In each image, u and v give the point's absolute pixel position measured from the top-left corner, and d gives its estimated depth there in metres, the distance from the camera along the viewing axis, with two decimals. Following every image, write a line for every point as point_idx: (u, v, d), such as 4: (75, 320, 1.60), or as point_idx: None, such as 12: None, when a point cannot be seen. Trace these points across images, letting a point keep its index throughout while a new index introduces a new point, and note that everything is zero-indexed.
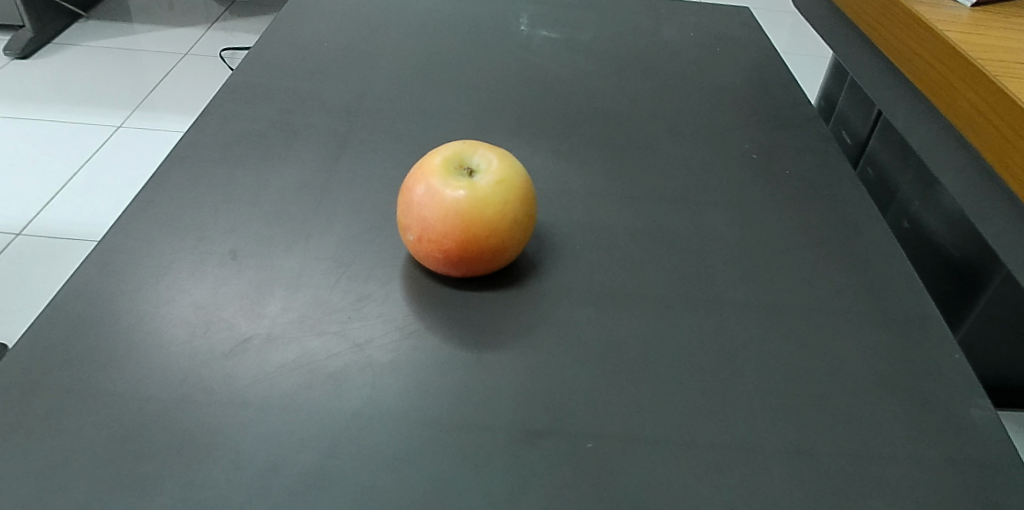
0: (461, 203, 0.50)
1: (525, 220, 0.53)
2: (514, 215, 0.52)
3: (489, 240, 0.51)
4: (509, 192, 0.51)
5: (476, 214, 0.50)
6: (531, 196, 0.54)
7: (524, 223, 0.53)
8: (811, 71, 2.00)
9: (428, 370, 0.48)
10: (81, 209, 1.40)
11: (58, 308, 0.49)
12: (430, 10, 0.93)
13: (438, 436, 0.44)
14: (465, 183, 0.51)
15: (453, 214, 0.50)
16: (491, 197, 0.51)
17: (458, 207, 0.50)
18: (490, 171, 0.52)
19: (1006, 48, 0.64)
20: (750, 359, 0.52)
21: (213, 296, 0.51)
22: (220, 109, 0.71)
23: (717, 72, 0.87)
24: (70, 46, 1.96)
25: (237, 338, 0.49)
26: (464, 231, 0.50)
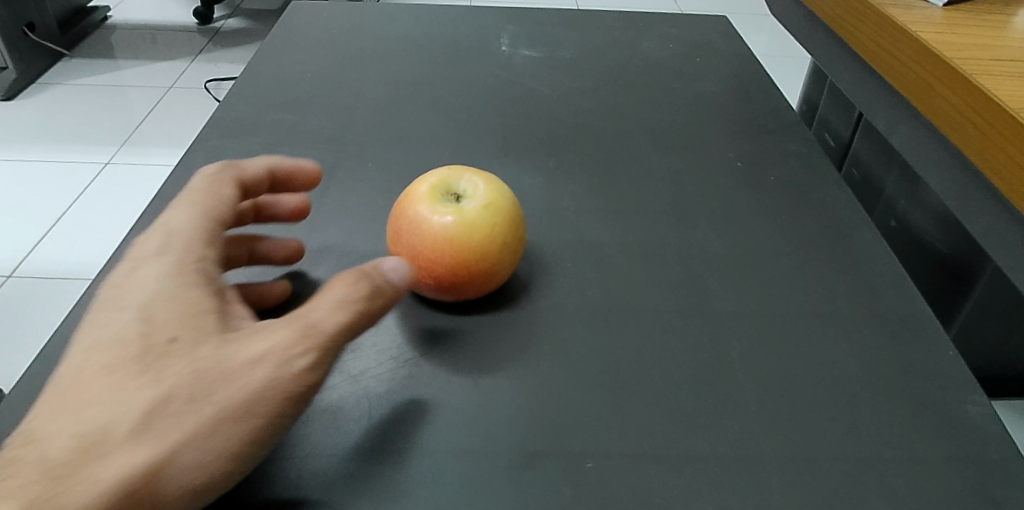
0: (448, 228, 0.51)
1: (515, 242, 0.53)
2: (504, 237, 0.52)
3: (482, 263, 0.51)
4: (497, 217, 0.52)
5: (465, 241, 0.51)
6: (519, 217, 0.54)
7: (516, 246, 0.54)
8: (788, 75, 2.02)
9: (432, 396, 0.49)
10: (73, 246, 1.40)
11: (51, 356, 0.49)
12: (414, 35, 0.94)
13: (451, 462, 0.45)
14: (454, 209, 0.51)
15: (440, 241, 0.51)
16: (478, 221, 0.51)
17: (449, 235, 0.51)
18: (476, 196, 0.53)
19: (979, 46, 0.65)
20: (745, 367, 0.52)
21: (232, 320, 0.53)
22: (206, 145, 0.71)
23: (700, 82, 0.88)
24: (54, 86, 1.97)
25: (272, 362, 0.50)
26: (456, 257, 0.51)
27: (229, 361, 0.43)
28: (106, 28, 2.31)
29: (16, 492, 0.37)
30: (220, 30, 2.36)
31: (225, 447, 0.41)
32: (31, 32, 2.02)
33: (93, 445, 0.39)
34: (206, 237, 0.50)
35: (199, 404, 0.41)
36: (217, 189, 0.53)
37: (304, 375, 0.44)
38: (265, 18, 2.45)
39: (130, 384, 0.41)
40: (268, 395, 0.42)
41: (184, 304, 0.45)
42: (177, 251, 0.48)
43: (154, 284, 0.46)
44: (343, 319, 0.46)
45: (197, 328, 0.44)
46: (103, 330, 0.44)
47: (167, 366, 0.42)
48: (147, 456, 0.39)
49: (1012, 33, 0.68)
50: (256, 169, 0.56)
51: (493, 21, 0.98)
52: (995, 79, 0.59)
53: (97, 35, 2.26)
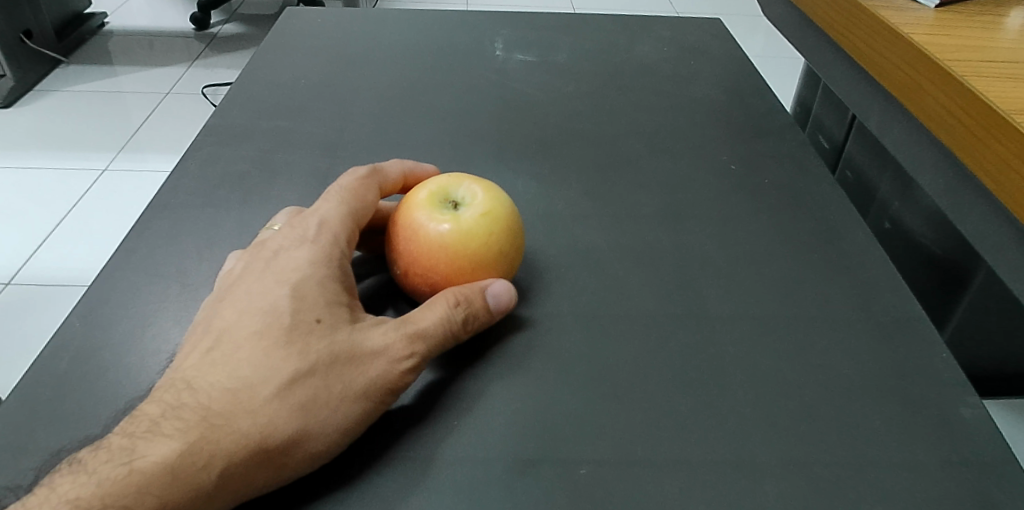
0: (444, 235, 0.51)
1: (513, 250, 0.53)
2: (501, 246, 0.52)
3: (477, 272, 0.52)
4: (495, 227, 0.52)
5: (461, 248, 0.51)
6: (518, 225, 0.54)
7: (514, 255, 0.54)
8: (784, 76, 2.02)
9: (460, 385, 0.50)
10: (71, 253, 1.40)
11: (44, 367, 0.49)
12: (409, 41, 0.94)
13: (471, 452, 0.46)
14: (452, 216, 0.52)
15: (436, 248, 0.51)
16: (473, 229, 0.51)
17: (445, 242, 0.51)
18: (476, 204, 0.53)
19: (971, 48, 0.66)
20: (739, 371, 0.52)
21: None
22: (201, 153, 0.71)
23: (695, 86, 0.88)
24: (52, 93, 1.97)
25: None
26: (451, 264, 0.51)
27: (360, 348, 0.45)
28: (103, 35, 2.31)
29: (175, 436, 0.40)
30: (217, 35, 2.37)
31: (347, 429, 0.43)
32: (28, 39, 2.02)
33: (241, 402, 0.42)
34: (346, 229, 0.52)
35: (333, 383, 0.43)
36: (361, 189, 0.55)
37: (410, 374, 0.46)
38: (263, 23, 2.45)
39: (274, 350, 0.44)
40: (380, 391, 0.45)
41: (325, 291, 0.47)
42: (323, 241, 0.51)
43: (300, 265, 0.48)
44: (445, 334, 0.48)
45: (337, 313, 0.47)
46: (251, 298, 0.47)
47: (309, 342, 0.44)
48: (284, 424, 0.42)
49: (1004, 34, 0.69)
50: (392, 171, 0.59)
51: (488, 26, 0.99)
52: (986, 80, 0.60)
53: (94, 42, 2.26)
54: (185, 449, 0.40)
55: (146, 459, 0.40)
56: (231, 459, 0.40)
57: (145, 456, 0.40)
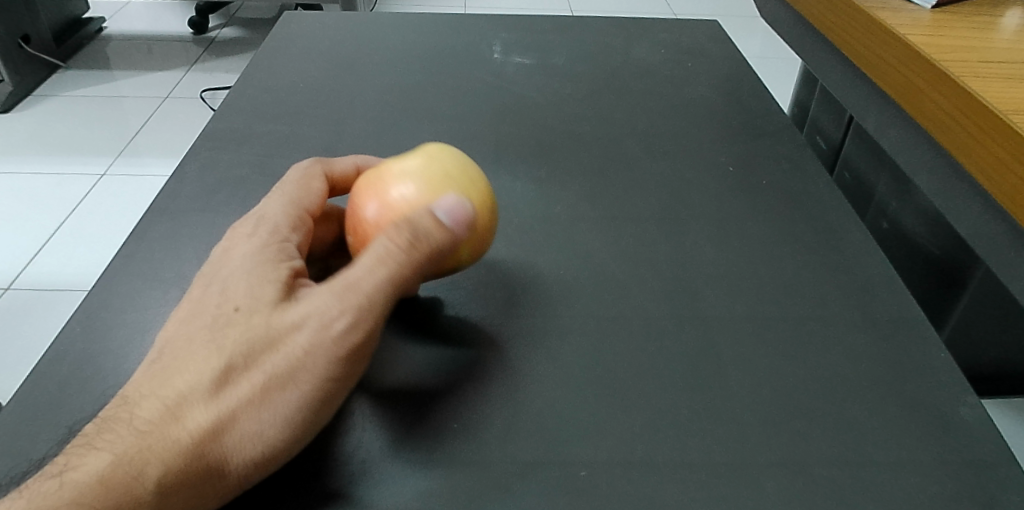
0: (385, 182, 0.53)
1: (463, 188, 0.53)
2: (445, 181, 0.52)
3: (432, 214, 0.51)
4: (444, 175, 0.53)
5: (400, 188, 0.52)
6: (468, 171, 0.54)
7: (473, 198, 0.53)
8: (781, 77, 2.02)
9: (457, 387, 0.50)
10: (70, 258, 1.40)
11: (45, 372, 0.49)
12: (407, 44, 0.94)
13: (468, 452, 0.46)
14: (401, 171, 0.53)
15: (379, 194, 0.52)
16: (413, 171, 0.53)
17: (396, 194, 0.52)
18: (425, 160, 0.54)
19: (966, 48, 0.66)
20: (737, 372, 0.52)
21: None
22: (199, 158, 0.71)
23: (692, 87, 0.88)
24: (50, 98, 1.97)
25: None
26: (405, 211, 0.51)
27: (279, 326, 0.44)
28: (101, 39, 2.31)
29: (107, 447, 0.40)
30: (215, 39, 2.37)
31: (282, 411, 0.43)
32: (26, 44, 2.02)
33: (171, 408, 0.42)
34: (293, 220, 0.52)
35: (254, 373, 0.43)
36: (307, 181, 0.55)
37: (345, 332, 0.44)
38: (260, 27, 2.46)
39: (198, 352, 0.44)
40: (313, 358, 0.44)
41: (253, 277, 0.47)
42: (262, 234, 0.50)
43: (232, 263, 0.48)
44: (390, 270, 0.45)
45: (257, 296, 0.46)
46: (188, 302, 0.47)
47: (227, 335, 0.44)
48: (213, 421, 0.42)
49: (999, 35, 0.69)
50: (346, 167, 0.58)
51: (486, 29, 0.99)
52: (982, 80, 0.60)
53: (92, 47, 2.26)
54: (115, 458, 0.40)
55: (78, 470, 0.40)
56: (164, 463, 0.40)
57: (78, 467, 0.40)
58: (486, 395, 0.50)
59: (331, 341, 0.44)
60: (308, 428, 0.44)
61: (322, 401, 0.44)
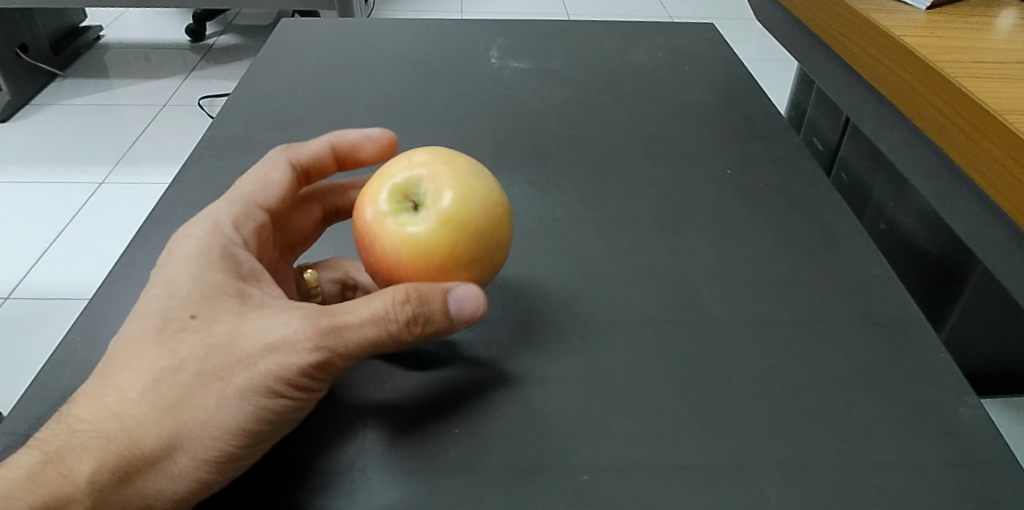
0: (398, 251, 0.49)
1: (482, 255, 0.51)
2: (466, 253, 0.50)
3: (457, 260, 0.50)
4: (483, 210, 0.50)
5: (413, 263, 0.49)
6: (489, 225, 0.50)
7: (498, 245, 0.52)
8: (777, 79, 2.03)
9: (450, 394, 0.50)
10: (69, 266, 1.40)
11: (45, 383, 0.49)
12: (404, 50, 0.94)
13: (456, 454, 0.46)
14: (439, 187, 0.50)
15: (392, 260, 0.50)
16: (426, 243, 0.49)
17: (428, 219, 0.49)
18: (465, 176, 0.51)
19: (961, 49, 0.66)
20: (738, 375, 0.52)
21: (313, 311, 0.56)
22: (197, 165, 0.71)
23: (689, 90, 0.88)
24: (48, 107, 1.97)
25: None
26: (429, 243, 0.49)
27: (242, 340, 0.44)
28: (98, 48, 2.31)
29: (40, 445, 0.43)
30: (213, 46, 2.37)
31: (234, 426, 0.43)
32: (24, 54, 2.02)
33: (110, 411, 0.43)
34: (239, 217, 0.52)
35: (208, 381, 0.43)
36: (267, 173, 0.56)
37: (316, 367, 0.44)
38: (257, 34, 2.46)
39: (146, 352, 0.44)
40: (275, 381, 0.43)
41: (212, 284, 0.46)
42: (203, 232, 0.50)
43: (181, 264, 0.48)
44: (386, 332, 0.44)
45: (217, 305, 0.46)
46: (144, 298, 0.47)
47: (183, 342, 0.44)
48: (156, 423, 0.43)
49: (994, 36, 0.69)
50: (317, 147, 0.59)
51: (483, 34, 0.99)
52: (978, 81, 0.60)
53: (90, 55, 2.26)
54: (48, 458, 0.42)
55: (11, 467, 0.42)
56: (97, 461, 0.42)
57: (10, 464, 0.42)
58: (481, 395, 0.50)
59: (307, 372, 0.44)
60: (263, 442, 0.45)
61: (281, 420, 0.45)
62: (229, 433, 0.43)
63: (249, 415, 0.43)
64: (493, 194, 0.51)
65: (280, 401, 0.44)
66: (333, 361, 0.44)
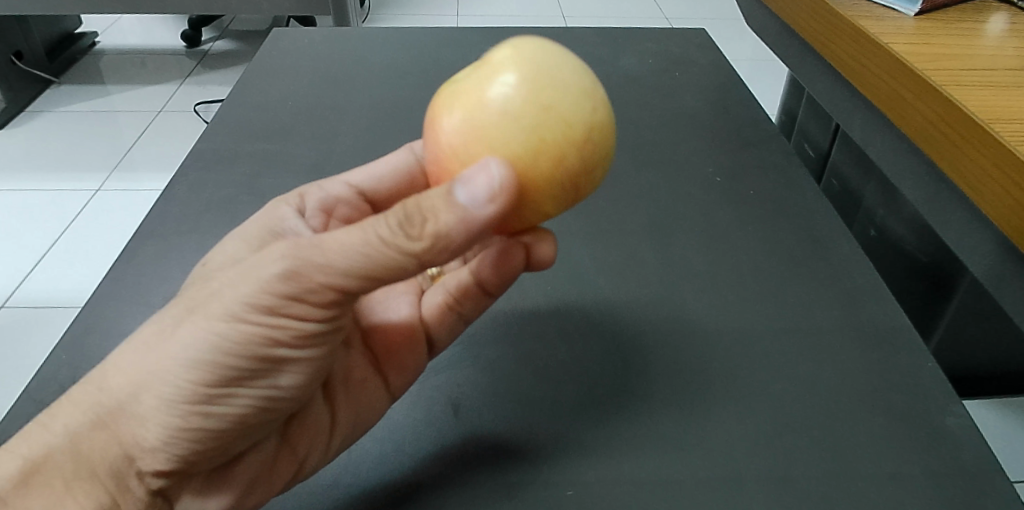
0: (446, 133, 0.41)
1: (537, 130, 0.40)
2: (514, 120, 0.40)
3: (506, 131, 0.39)
4: (541, 69, 0.40)
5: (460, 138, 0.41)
6: (545, 90, 0.40)
7: (570, 126, 0.40)
8: (771, 81, 2.03)
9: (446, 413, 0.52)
10: (63, 274, 1.40)
11: (34, 401, 0.50)
12: (395, 58, 0.94)
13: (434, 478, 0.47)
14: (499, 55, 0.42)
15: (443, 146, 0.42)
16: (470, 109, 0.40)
17: (483, 87, 0.40)
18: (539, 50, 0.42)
19: (949, 56, 0.66)
20: (726, 386, 0.52)
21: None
22: (187, 178, 0.71)
23: (680, 97, 0.88)
24: (42, 114, 1.97)
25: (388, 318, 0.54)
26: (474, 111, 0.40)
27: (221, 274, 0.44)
28: (94, 53, 2.31)
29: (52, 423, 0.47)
30: (209, 52, 2.37)
31: (193, 356, 0.42)
32: (18, 61, 2.02)
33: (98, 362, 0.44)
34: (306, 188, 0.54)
35: (179, 314, 0.43)
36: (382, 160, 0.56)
37: (282, 284, 0.41)
38: (253, 39, 2.46)
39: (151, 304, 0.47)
40: (239, 304, 0.41)
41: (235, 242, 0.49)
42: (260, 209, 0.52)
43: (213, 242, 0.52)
44: (364, 238, 0.40)
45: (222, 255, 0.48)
46: None
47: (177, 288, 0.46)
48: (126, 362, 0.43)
49: (982, 42, 0.70)
50: None
51: (474, 41, 0.99)
52: (965, 89, 0.60)
53: (85, 61, 2.26)
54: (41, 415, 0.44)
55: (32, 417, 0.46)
56: (73, 406, 0.43)
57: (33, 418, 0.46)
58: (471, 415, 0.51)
59: (273, 293, 0.41)
60: (242, 383, 0.43)
61: (252, 354, 0.43)
62: (197, 364, 0.42)
63: (221, 346, 0.42)
64: (556, 61, 0.41)
65: (253, 330, 0.42)
66: (306, 278, 0.41)
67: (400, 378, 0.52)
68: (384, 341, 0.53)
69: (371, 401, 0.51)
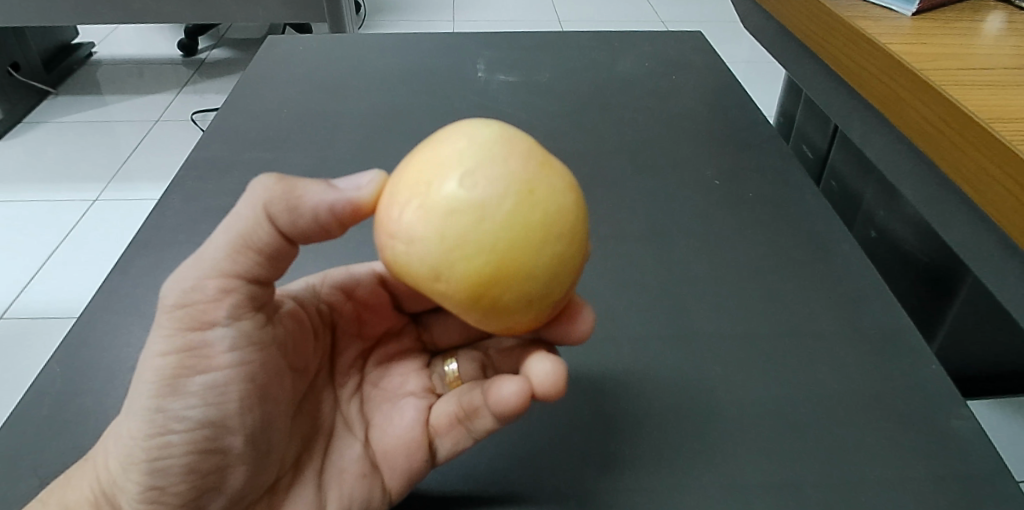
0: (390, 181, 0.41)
1: (449, 219, 0.37)
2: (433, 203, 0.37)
3: (416, 210, 0.38)
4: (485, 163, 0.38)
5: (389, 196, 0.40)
6: (478, 191, 0.37)
7: (431, 223, 0.37)
8: (767, 83, 2.03)
9: None
10: (61, 285, 1.40)
11: (26, 416, 0.49)
12: (391, 65, 0.94)
13: (429, 483, 0.48)
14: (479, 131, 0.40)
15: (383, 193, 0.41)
16: (408, 178, 0.39)
17: (428, 160, 0.39)
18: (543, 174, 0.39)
19: (947, 55, 0.66)
20: (729, 393, 0.52)
21: (401, 370, 0.50)
22: (183, 188, 0.71)
23: (678, 100, 0.88)
24: (39, 125, 1.97)
25: (390, 423, 0.47)
26: (409, 182, 0.39)
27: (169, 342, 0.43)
28: (90, 63, 2.31)
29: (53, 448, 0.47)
30: (205, 60, 2.37)
31: (134, 413, 0.40)
32: (15, 72, 2.02)
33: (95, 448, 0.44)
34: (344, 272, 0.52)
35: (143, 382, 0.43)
36: None
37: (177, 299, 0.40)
38: (249, 47, 2.46)
39: None
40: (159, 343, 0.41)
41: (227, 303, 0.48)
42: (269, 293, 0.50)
43: None
44: (242, 230, 0.40)
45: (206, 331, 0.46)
46: None
47: None
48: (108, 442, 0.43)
49: (980, 41, 0.69)
50: None
51: (470, 46, 0.99)
52: (964, 88, 0.60)
53: (82, 72, 2.26)
54: (51, 488, 0.43)
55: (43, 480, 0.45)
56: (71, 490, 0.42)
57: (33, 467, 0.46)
58: None
59: (175, 313, 0.40)
60: (174, 431, 0.40)
61: (178, 391, 0.40)
62: (136, 413, 0.41)
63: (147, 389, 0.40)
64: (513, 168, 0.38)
65: (167, 360, 0.40)
66: (193, 282, 0.40)
67: (400, 481, 0.46)
68: (385, 444, 0.47)
69: (364, 496, 0.46)
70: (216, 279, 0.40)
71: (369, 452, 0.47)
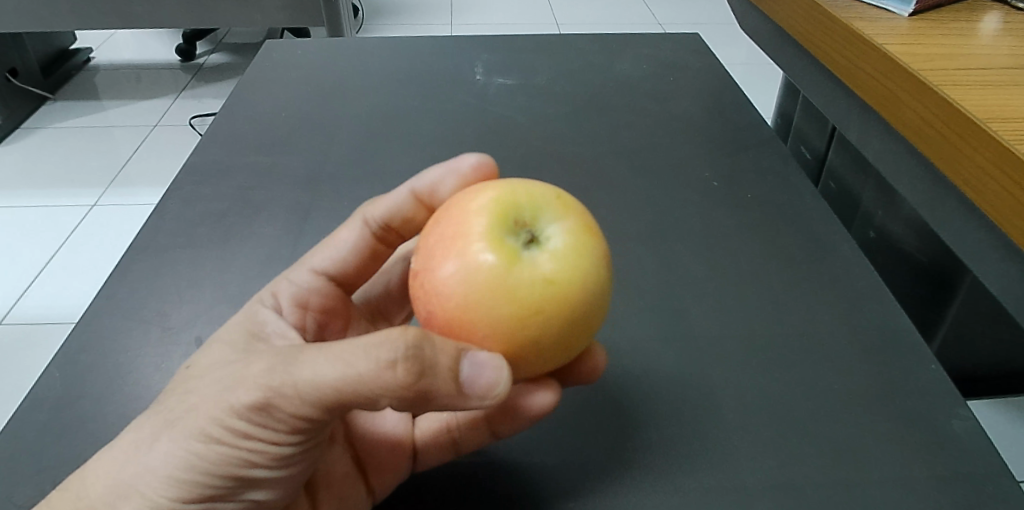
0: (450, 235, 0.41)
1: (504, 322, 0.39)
2: (493, 305, 0.39)
3: (473, 301, 0.39)
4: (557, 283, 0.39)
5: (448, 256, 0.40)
6: (542, 312, 0.39)
7: (486, 319, 0.40)
8: (765, 84, 2.04)
9: None
10: (60, 291, 1.39)
11: (23, 422, 0.49)
12: (389, 69, 0.94)
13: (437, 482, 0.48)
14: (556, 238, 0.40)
15: (442, 243, 0.41)
16: (476, 261, 0.39)
17: (501, 259, 0.39)
18: (587, 280, 0.40)
19: (943, 55, 0.66)
20: (728, 394, 0.52)
21: None
22: (181, 192, 0.71)
23: (676, 101, 0.88)
24: (37, 130, 1.96)
25: (383, 436, 0.51)
26: (476, 267, 0.39)
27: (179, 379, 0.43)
28: (88, 69, 2.31)
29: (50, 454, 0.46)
30: (203, 65, 2.37)
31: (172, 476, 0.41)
32: (13, 78, 2.02)
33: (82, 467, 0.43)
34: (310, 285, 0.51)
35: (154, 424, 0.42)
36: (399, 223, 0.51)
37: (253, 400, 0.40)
38: (247, 52, 2.46)
39: None
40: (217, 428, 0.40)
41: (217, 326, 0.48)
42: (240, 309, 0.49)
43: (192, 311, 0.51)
44: (351, 375, 0.38)
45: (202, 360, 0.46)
46: None
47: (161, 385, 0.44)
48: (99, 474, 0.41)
49: (977, 41, 0.69)
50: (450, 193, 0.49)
51: (468, 49, 0.99)
52: (961, 88, 0.60)
53: (80, 77, 2.26)
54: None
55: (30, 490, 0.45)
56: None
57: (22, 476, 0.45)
58: None
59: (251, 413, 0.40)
60: (227, 499, 0.43)
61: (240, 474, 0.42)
62: (172, 481, 0.41)
63: (197, 465, 0.41)
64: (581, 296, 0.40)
65: (224, 449, 0.41)
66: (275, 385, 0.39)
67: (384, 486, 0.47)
68: (375, 456, 0.50)
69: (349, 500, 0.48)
70: (309, 409, 0.40)
71: (359, 460, 0.50)
